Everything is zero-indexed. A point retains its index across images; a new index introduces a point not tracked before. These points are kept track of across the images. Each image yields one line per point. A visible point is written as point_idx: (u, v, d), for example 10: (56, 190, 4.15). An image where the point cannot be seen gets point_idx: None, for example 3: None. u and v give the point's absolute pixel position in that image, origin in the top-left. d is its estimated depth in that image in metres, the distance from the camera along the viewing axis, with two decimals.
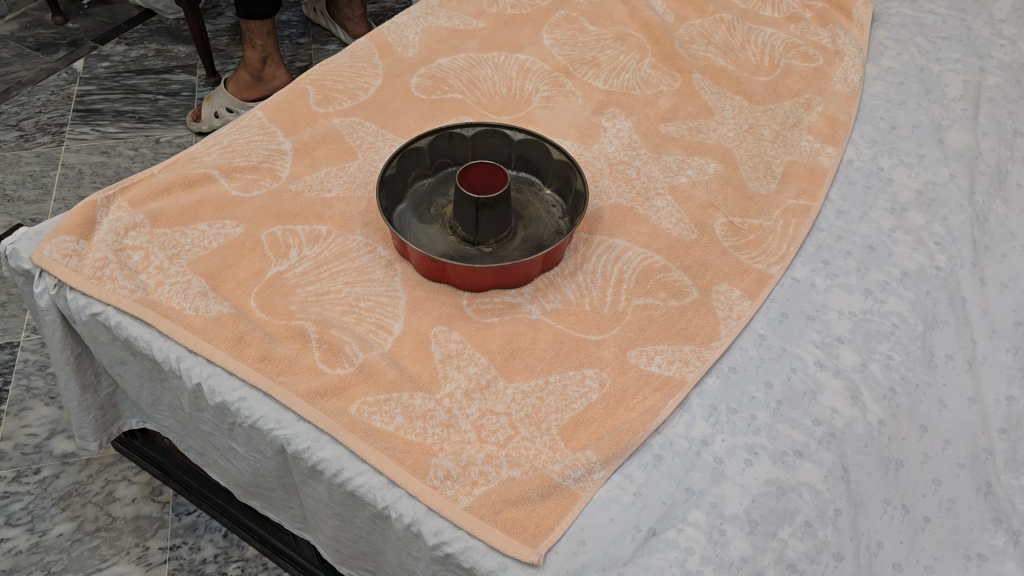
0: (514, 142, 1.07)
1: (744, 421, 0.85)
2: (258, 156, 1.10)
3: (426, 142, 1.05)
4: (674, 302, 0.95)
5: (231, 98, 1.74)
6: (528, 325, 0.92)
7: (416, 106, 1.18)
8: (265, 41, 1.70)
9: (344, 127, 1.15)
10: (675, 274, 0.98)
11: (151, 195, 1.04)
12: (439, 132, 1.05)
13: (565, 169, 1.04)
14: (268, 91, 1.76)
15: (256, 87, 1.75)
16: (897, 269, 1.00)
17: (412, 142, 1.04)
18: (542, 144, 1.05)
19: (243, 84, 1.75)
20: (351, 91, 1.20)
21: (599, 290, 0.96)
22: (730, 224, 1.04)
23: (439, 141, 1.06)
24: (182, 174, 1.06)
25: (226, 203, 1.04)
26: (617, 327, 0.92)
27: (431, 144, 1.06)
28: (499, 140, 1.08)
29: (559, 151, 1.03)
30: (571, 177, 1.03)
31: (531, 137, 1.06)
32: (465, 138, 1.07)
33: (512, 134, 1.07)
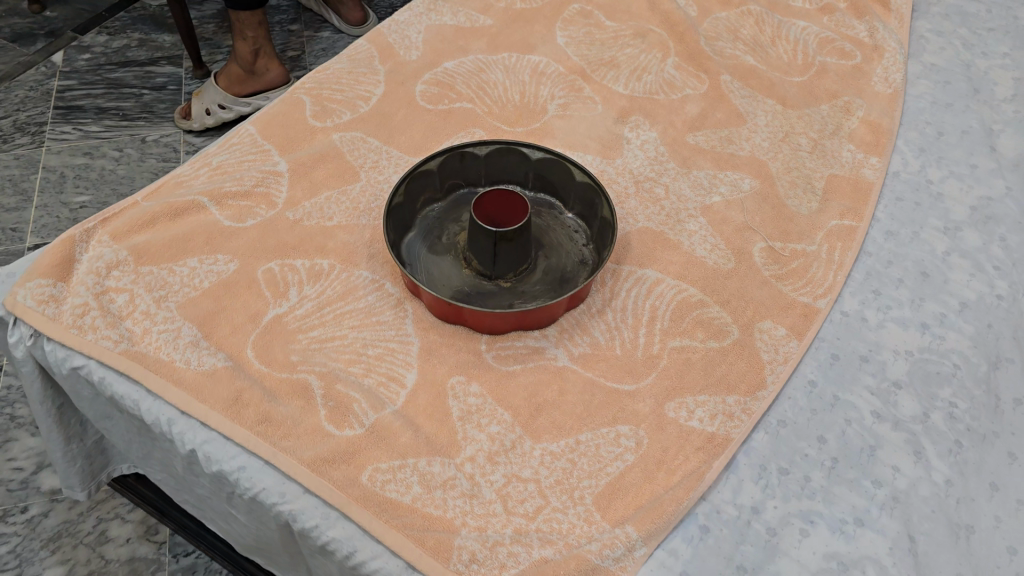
0: (531, 161, 0.97)
1: (798, 484, 0.77)
2: (252, 179, 1.00)
3: (436, 163, 0.95)
4: (714, 343, 0.87)
5: (223, 94, 1.62)
6: (553, 375, 0.84)
7: (422, 118, 1.08)
8: (257, 33, 1.58)
9: (344, 144, 1.05)
10: (713, 310, 0.90)
11: (135, 227, 0.94)
12: (450, 152, 0.95)
13: (589, 192, 0.94)
14: (261, 86, 1.65)
15: (248, 82, 1.63)
16: (955, 299, 0.92)
17: (421, 165, 0.94)
18: (563, 164, 0.96)
19: (234, 78, 1.62)
20: (350, 101, 1.10)
21: (630, 331, 0.88)
22: (770, 249, 0.95)
23: (450, 161, 0.96)
24: (168, 202, 0.97)
25: (218, 235, 0.95)
26: (653, 374, 0.84)
27: (441, 164, 0.96)
28: (515, 158, 0.98)
29: (582, 173, 0.93)
30: (595, 201, 0.94)
31: (551, 156, 0.96)
32: (479, 157, 0.97)
33: (530, 152, 0.97)
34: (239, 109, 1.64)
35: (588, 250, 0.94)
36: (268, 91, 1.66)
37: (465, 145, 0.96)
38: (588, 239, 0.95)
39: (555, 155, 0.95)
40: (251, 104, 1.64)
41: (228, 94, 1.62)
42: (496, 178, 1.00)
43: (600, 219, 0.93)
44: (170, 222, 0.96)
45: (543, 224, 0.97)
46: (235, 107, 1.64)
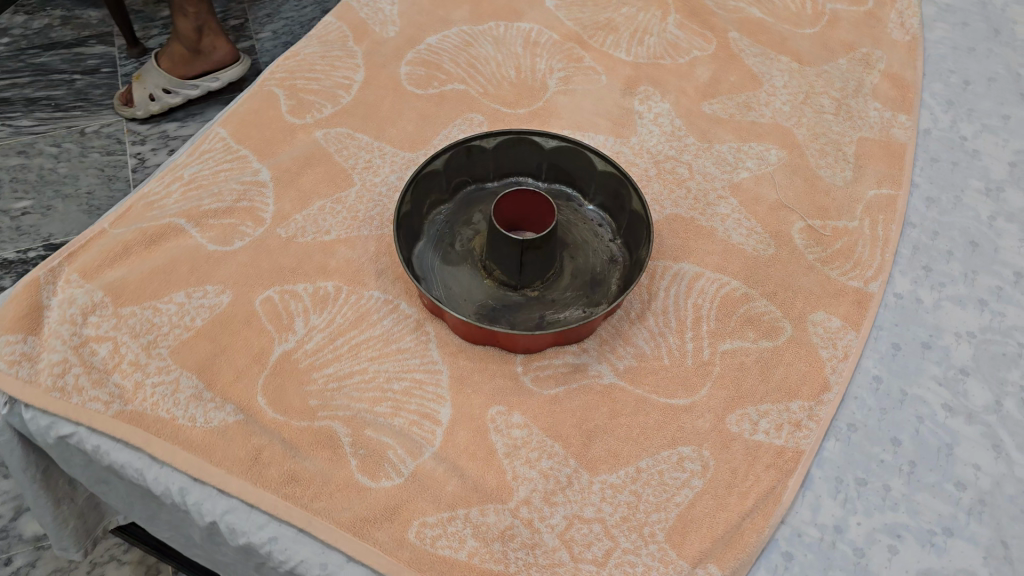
0: (544, 149, 0.88)
1: (878, 495, 0.72)
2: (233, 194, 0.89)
3: (442, 161, 0.85)
4: (768, 342, 0.80)
5: (168, 77, 1.47)
6: (601, 395, 0.76)
7: (412, 105, 0.97)
8: (199, 8, 1.41)
9: (329, 143, 0.93)
10: (760, 304, 0.83)
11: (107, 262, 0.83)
12: (456, 148, 0.85)
13: (612, 182, 0.86)
14: (208, 66, 1.49)
15: (194, 62, 1.48)
16: (1008, 269, 0.87)
17: (426, 166, 0.84)
18: (581, 152, 0.86)
19: (177, 58, 1.47)
20: (328, 92, 0.98)
21: (676, 336, 0.80)
22: (810, 229, 0.88)
23: (456, 157, 0.86)
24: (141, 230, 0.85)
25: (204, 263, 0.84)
26: (708, 384, 0.77)
27: (447, 162, 0.86)
28: (526, 148, 0.88)
29: (605, 162, 0.84)
30: (621, 191, 0.85)
31: (567, 144, 0.86)
32: (486, 150, 0.87)
33: (543, 141, 0.87)
34: (187, 93, 1.50)
35: (616, 245, 0.86)
36: (217, 72, 1.51)
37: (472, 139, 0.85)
38: (614, 233, 0.87)
39: (572, 142, 0.86)
40: (199, 87, 1.50)
41: (173, 76, 1.48)
42: (505, 171, 0.90)
43: (629, 212, 0.84)
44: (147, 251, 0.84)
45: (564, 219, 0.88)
46: (182, 91, 1.50)
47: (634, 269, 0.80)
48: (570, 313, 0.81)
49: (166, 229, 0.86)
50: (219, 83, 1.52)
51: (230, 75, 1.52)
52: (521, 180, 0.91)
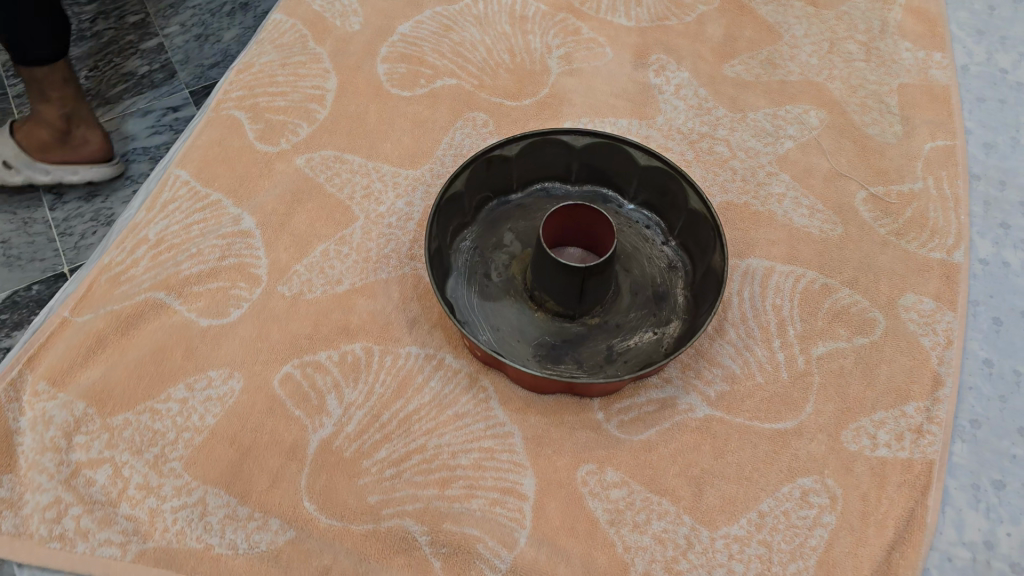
0: (574, 149, 0.76)
1: (1020, 497, 0.65)
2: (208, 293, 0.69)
3: (463, 181, 0.72)
4: (863, 338, 0.71)
5: (14, 151, 1.01)
6: (700, 433, 0.67)
7: (402, 111, 0.83)
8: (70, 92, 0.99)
9: (315, 170, 0.79)
10: (844, 294, 0.74)
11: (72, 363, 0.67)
12: (478, 161, 0.72)
13: (659, 178, 0.75)
14: (68, 159, 1.03)
15: (51, 150, 1.02)
16: None
17: (448, 189, 0.71)
18: (619, 148, 0.75)
19: (33, 139, 1.01)
20: (299, 108, 0.83)
21: (764, 346, 0.71)
22: (875, 198, 0.79)
23: (477, 173, 0.74)
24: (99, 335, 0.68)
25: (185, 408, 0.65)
26: (812, 400, 0.68)
27: (467, 181, 0.73)
28: (552, 150, 0.76)
29: (651, 156, 0.73)
30: (672, 188, 0.74)
31: (601, 140, 0.75)
32: (509, 159, 0.75)
33: (572, 140, 0.75)
34: (33, 175, 1.04)
35: (672, 249, 0.76)
36: (79, 164, 1.04)
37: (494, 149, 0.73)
38: (666, 233, 0.77)
39: (608, 138, 0.74)
40: (50, 174, 1.04)
41: (20, 152, 1.01)
42: (529, 178, 0.78)
43: (684, 210, 0.74)
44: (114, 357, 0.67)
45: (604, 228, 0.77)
46: (27, 172, 1.03)
47: (707, 279, 0.70)
48: (640, 338, 0.71)
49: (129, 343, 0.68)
50: (77, 179, 1.05)
51: (95, 173, 1.06)
52: (548, 186, 0.79)
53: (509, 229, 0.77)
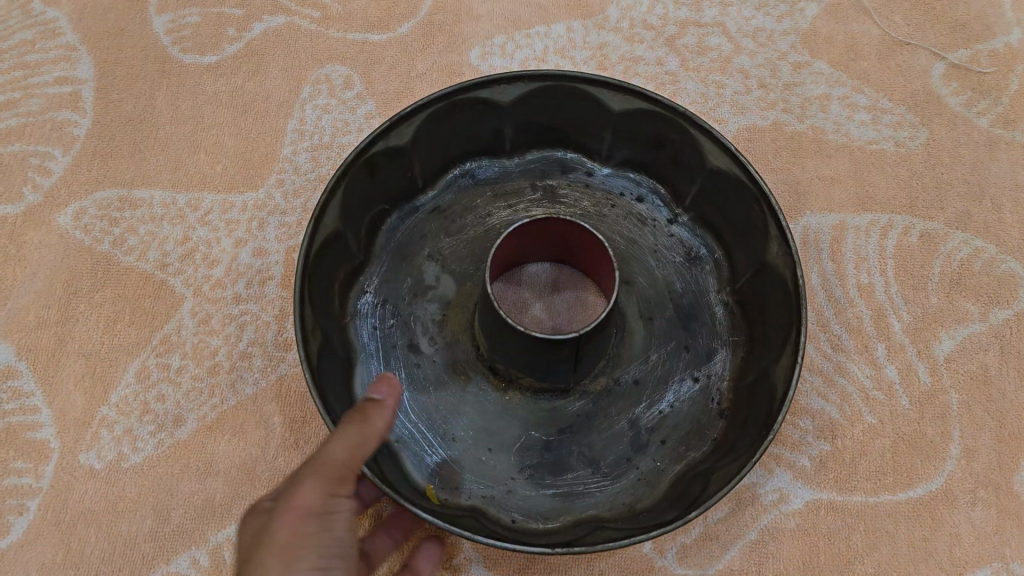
0: (502, 107, 0.46)
1: None
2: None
3: (338, 215, 0.43)
4: (1003, 309, 0.46)
5: None
6: (806, 538, 0.42)
7: (211, 91, 0.52)
8: None
9: (93, 230, 0.48)
10: (958, 242, 0.48)
11: (307, 502, 0.32)
12: (354, 172, 0.42)
13: (646, 125, 0.46)
14: None
15: None
16: None
17: (317, 236, 0.41)
18: (571, 91, 0.45)
19: None
20: (42, 123, 0.51)
21: (864, 361, 0.45)
22: (961, 71, 0.52)
23: (358, 190, 0.44)
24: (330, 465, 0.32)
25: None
26: (956, 435, 0.44)
27: (345, 207, 0.44)
28: (469, 117, 0.46)
29: (636, 98, 0.44)
30: (671, 138, 0.46)
31: (546, 84, 0.45)
32: (403, 150, 0.45)
33: (498, 93, 0.45)
34: None
35: (685, 228, 0.49)
36: None
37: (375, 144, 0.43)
38: (670, 204, 0.49)
39: (554, 80, 0.45)
40: None
41: None
42: (441, 165, 0.49)
43: (697, 169, 0.46)
44: (265, 566, 0.30)
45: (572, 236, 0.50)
46: None
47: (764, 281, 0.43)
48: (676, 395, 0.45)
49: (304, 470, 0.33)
50: None
51: None
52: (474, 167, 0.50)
53: (429, 255, 0.48)
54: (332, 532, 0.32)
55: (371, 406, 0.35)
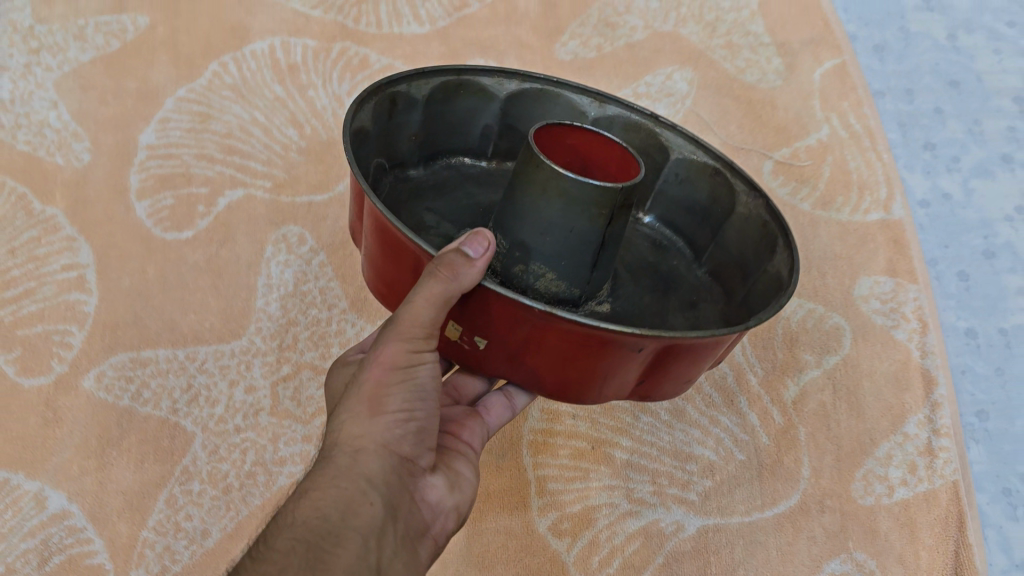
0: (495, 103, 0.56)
1: None
2: (391, 471, 0.41)
3: (368, 116, 0.49)
4: (832, 356, 0.60)
5: None
6: (701, 555, 0.54)
7: (191, 260, 0.65)
8: None
9: (113, 390, 0.60)
10: (792, 306, 0.62)
11: (387, 357, 0.41)
12: (383, 91, 0.50)
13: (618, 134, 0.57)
14: None
15: None
16: (1005, 98, 0.72)
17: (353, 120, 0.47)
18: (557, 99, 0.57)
19: None
20: (58, 305, 0.63)
21: (731, 412, 0.59)
22: (787, 167, 0.66)
23: (381, 118, 0.51)
24: (399, 325, 0.41)
25: (343, 554, 0.37)
26: (806, 460, 0.57)
27: (373, 115, 0.49)
28: (468, 105, 0.56)
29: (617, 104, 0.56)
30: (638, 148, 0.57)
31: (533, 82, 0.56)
32: (415, 105, 0.53)
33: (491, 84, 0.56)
34: None
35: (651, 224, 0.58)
36: None
37: (402, 83, 0.51)
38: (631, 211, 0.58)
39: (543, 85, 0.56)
40: None
41: None
42: (431, 153, 0.57)
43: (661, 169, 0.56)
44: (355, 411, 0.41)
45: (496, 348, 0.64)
46: None
47: (734, 241, 0.53)
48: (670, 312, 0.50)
49: (387, 333, 0.42)
50: None
51: None
52: (452, 168, 0.58)
53: (426, 209, 0.53)
54: (416, 382, 0.42)
55: (461, 264, 0.39)
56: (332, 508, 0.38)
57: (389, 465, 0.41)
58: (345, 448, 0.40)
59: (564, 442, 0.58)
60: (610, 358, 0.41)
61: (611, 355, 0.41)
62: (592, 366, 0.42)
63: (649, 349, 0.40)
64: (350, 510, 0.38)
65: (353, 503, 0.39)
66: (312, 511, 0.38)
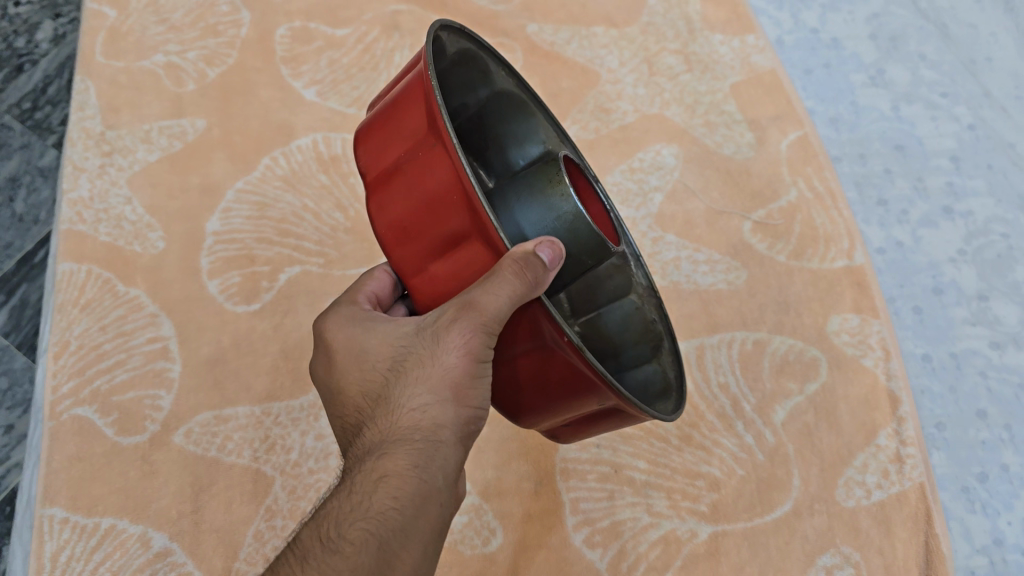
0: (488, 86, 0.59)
1: (1003, 479, 0.69)
2: (455, 466, 0.52)
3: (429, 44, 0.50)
4: (813, 384, 0.71)
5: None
6: (712, 557, 0.65)
7: (260, 329, 0.75)
8: None
9: (202, 444, 0.70)
10: (776, 342, 0.73)
11: (470, 345, 0.49)
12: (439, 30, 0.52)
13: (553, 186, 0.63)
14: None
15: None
16: (944, 157, 0.85)
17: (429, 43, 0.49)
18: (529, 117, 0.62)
19: None
20: (147, 373, 0.73)
21: (730, 434, 0.69)
22: (763, 225, 0.78)
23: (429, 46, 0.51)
24: (483, 314, 0.47)
25: (410, 545, 0.50)
26: (795, 472, 0.67)
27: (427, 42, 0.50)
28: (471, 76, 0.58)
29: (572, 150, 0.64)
30: None
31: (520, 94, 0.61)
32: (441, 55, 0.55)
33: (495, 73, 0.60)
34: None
35: None
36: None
37: (444, 33, 0.54)
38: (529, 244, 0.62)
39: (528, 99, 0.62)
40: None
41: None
42: None
43: None
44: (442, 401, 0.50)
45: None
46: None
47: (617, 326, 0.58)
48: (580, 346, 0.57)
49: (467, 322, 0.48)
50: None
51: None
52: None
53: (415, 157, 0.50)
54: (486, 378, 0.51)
55: (540, 270, 0.47)
56: (411, 499, 0.49)
57: (455, 461, 0.52)
58: (425, 434, 0.50)
59: (591, 468, 0.68)
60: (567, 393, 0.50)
61: (567, 390, 0.50)
62: (553, 394, 0.51)
63: (605, 404, 0.50)
64: (426, 504, 0.50)
65: (428, 497, 0.50)
66: (395, 498, 0.49)
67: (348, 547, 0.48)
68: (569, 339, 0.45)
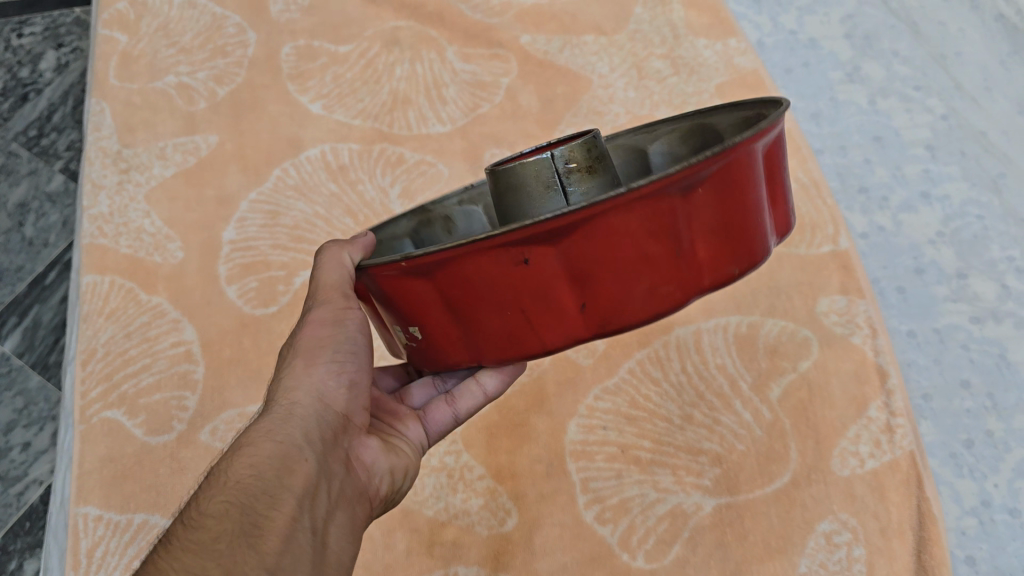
0: None
1: (987, 445, 0.74)
2: (318, 436, 0.50)
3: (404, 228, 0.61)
4: (805, 362, 0.75)
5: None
6: (718, 528, 0.68)
7: (279, 330, 0.78)
8: None
9: (228, 439, 0.73)
10: (769, 325, 0.77)
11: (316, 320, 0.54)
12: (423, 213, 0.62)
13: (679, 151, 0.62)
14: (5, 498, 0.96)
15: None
16: (919, 146, 0.89)
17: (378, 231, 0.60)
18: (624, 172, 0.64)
19: None
20: (172, 375, 0.76)
21: (729, 413, 0.73)
22: None
23: (436, 231, 0.62)
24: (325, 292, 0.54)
25: (276, 513, 0.44)
26: (793, 445, 0.71)
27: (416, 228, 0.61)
28: None
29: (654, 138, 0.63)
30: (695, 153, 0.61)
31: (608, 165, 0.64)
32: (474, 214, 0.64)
33: None
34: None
35: None
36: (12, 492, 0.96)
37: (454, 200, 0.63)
38: None
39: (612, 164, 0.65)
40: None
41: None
42: None
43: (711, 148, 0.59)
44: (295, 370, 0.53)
45: (533, 381, 0.77)
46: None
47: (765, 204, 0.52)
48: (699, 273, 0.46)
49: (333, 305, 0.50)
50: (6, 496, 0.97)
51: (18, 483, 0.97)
52: None
53: None
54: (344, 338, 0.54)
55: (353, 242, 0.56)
56: (269, 464, 0.46)
57: (314, 431, 0.50)
58: (283, 410, 0.50)
59: (598, 449, 0.72)
60: (519, 286, 0.44)
61: (512, 279, 0.44)
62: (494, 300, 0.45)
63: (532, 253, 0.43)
64: (288, 467, 0.47)
65: (289, 463, 0.47)
66: (253, 467, 0.46)
67: (207, 519, 0.43)
68: (401, 260, 0.45)
